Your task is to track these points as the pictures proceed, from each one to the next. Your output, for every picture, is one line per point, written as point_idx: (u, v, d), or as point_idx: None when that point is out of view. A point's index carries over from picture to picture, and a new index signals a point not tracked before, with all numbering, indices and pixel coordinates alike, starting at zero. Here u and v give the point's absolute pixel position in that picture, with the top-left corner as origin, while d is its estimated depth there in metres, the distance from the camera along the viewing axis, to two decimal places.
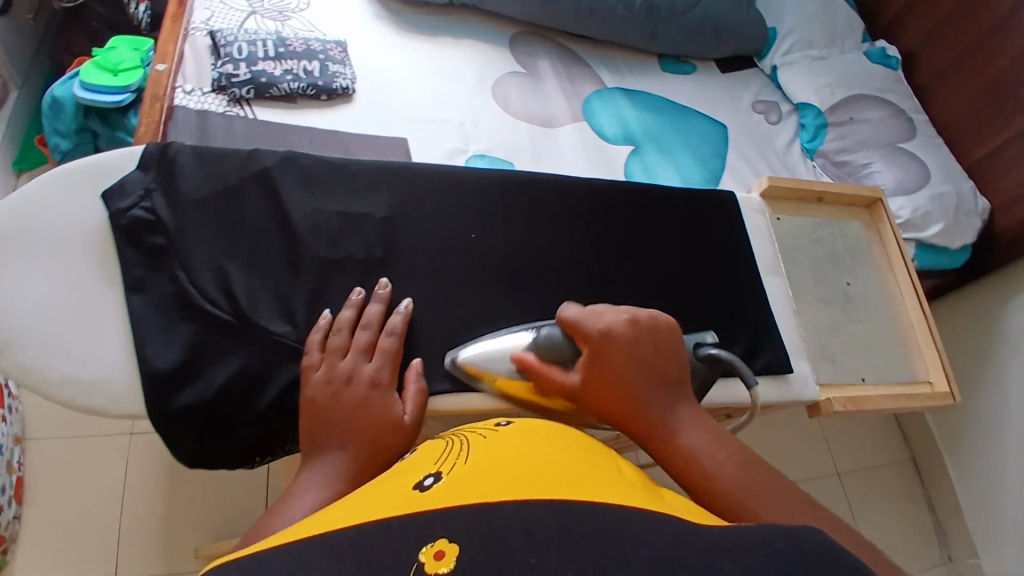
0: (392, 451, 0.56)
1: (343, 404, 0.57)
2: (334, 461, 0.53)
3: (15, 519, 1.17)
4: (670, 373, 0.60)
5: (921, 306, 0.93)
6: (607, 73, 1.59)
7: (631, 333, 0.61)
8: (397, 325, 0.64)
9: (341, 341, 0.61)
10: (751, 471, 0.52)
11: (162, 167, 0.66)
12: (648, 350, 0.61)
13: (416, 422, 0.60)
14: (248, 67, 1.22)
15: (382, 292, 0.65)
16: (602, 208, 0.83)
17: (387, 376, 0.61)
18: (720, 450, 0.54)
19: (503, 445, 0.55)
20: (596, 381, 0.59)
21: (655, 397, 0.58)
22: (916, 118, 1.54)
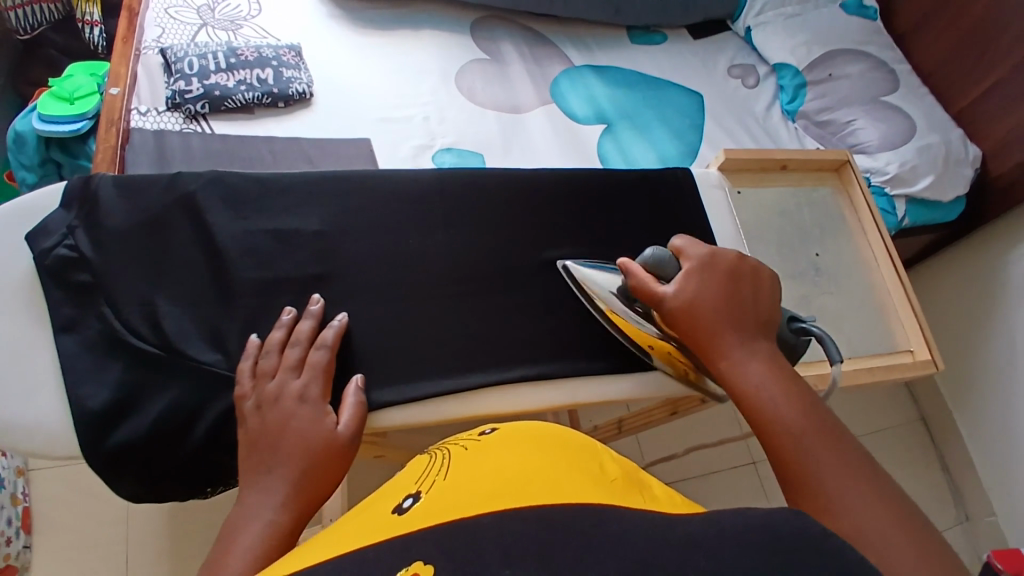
0: (330, 469, 0.54)
1: (272, 424, 0.55)
2: (279, 480, 0.52)
3: (26, 548, 1.18)
4: (758, 316, 0.62)
5: (897, 271, 0.89)
6: (575, 51, 1.54)
7: (734, 268, 0.65)
8: (329, 338, 0.62)
9: (270, 363, 0.59)
10: (809, 412, 0.53)
11: (84, 203, 0.65)
12: (745, 289, 0.64)
13: (354, 435, 0.58)
14: (200, 82, 1.21)
15: (314, 309, 0.63)
16: (552, 199, 0.80)
17: (318, 391, 0.59)
18: (785, 393, 0.55)
19: (486, 451, 0.54)
20: (691, 299, 0.62)
21: (737, 330, 0.60)
22: (899, 68, 1.48)
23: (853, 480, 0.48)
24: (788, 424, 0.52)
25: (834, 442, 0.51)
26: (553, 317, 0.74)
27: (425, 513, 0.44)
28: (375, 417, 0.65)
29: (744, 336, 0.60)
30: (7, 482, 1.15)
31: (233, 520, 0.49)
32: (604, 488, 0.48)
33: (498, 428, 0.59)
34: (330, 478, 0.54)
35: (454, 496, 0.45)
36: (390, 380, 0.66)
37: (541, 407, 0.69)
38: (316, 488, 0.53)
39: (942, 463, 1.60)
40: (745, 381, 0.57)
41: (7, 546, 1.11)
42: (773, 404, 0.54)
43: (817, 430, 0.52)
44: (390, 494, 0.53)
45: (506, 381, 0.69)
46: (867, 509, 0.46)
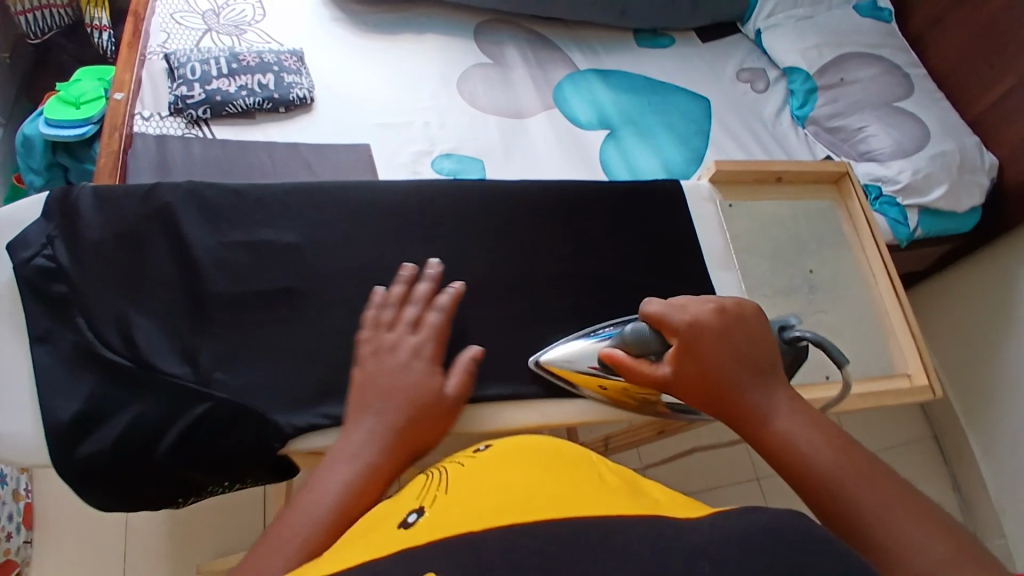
0: (424, 431, 0.57)
1: (386, 373, 0.59)
2: (376, 425, 0.54)
3: (26, 544, 1.20)
4: (759, 358, 0.58)
5: (895, 289, 0.86)
6: (580, 55, 1.52)
7: (719, 322, 0.59)
8: (444, 303, 0.65)
9: (390, 315, 0.63)
10: (851, 454, 0.49)
11: (63, 214, 0.65)
12: (739, 336, 0.59)
13: (457, 400, 0.61)
14: (202, 87, 1.22)
15: (431, 271, 0.67)
16: (536, 212, 0.78)
17: (431, 350, 0.62)
18: (811, 433, 0.51)
19: (486, 463, 0.50)
20: (689, 373, 0.58)
21: (746, 383, 0.56)
22: (913, 72, 1.44)
23: (898, 518, 0.45)
24: (820, 466, 0.49)
25: (871, 474, 0.48)
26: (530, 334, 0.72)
27: (444, 524, 0.40)
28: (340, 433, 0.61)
29: (753, 385, 0.56)
30: (9, 478, 1.17)
31: (311, 479, 0.50)
32: (620, 494, 0.44)
33: (493, 444, 0.55)
34: (423, 440, 0.57)
35: (475, 507, 0.42)
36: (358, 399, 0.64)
37: (512, 427, 0.68)
38: (406, 450, 0.54)
39: (953, 482, 1.55)
40: (766, 425, 0.53)
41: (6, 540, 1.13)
42: (801, 450, 0.51)
43: (850, 464, 0.49)
44: (389, 505, 0.47)
45: (478, 400, 0.68)
46: (920, 551, 0.43)
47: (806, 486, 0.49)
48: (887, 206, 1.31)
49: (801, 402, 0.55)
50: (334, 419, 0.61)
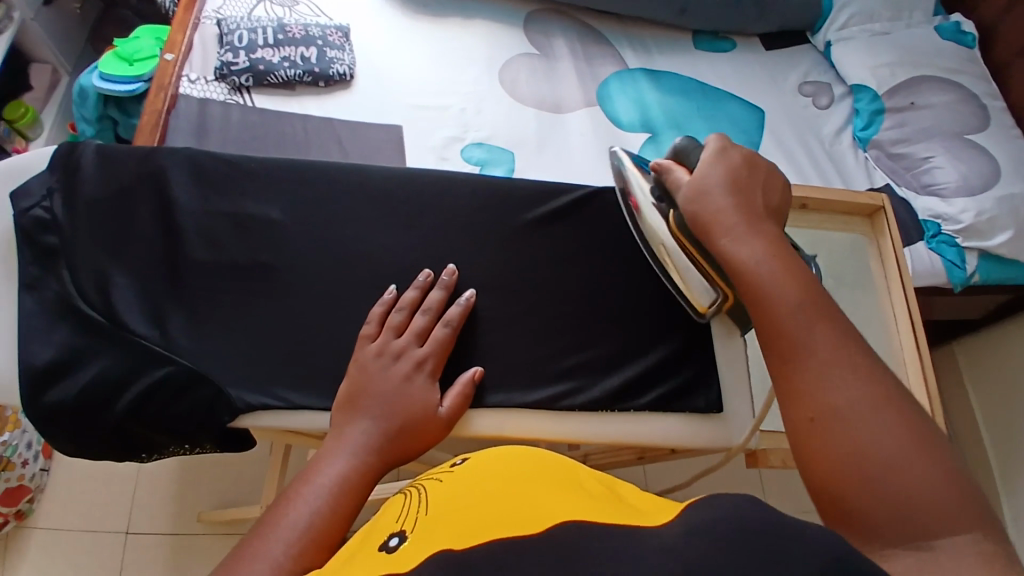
0: (415, 442, 0.58)
1: (386, 377, 0.59)
2: (366, 429, 0.56)
3: (43, 472, 1.24)
4: (768, 205, 0.58)
5: (917, 340, 0.78)
6: (631, 53, 1.47)
7: (748, 157, 0.60)
8: (454, 316, 0.66)
9: (399, 319, 0.64)
10: (810, 297, 0.50)
11: (66, 168, 0.67)
12: (754, 178, 0.59)
13: (450, 420, 0.62)
14: (247, 55, 1.24)
15: (447, 279, 0.67)
16: (530, 212, 0.75)
17: (432, 364, 0.63)
18: (784, 273, 0.51)
19: (460, 479, 0.49)
20: (703, 178, 0.59)
21: (739, 208, 0.56)
22: (991, 104, 1.33)
23: (840, 365, 0.46)
24: (781, 306, 0.50)
25: (829, 329, 0.48)
26: (503, 339, 0.69)
27: (424, 547, 0.40)
28: (297, 416, 0.63)
29: (748, 218, 0.56)
30: None
31: (293, 490, 0.51)
32: (591, 501, 0.44)
33: (471, 457, 0.55)
34: (413, 449, 0.58)
35: (453, 526, 0.42)
36: (313, 385, 0.63)
37: (479, 435, 0.65)
38: (397, 454, 0.57)
39: None
40: (743, 257, 0.53)
41: (22, 468, 1.16)
42: (768, 288, 0.51)
43: (813, 313, 0.49)
44: (367, 537, 0.47)
45: None
46: (849, 393, 0.44)
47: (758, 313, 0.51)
48: (944, 245, 1.21)
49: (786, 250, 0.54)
50: (288, 402, 0.62)
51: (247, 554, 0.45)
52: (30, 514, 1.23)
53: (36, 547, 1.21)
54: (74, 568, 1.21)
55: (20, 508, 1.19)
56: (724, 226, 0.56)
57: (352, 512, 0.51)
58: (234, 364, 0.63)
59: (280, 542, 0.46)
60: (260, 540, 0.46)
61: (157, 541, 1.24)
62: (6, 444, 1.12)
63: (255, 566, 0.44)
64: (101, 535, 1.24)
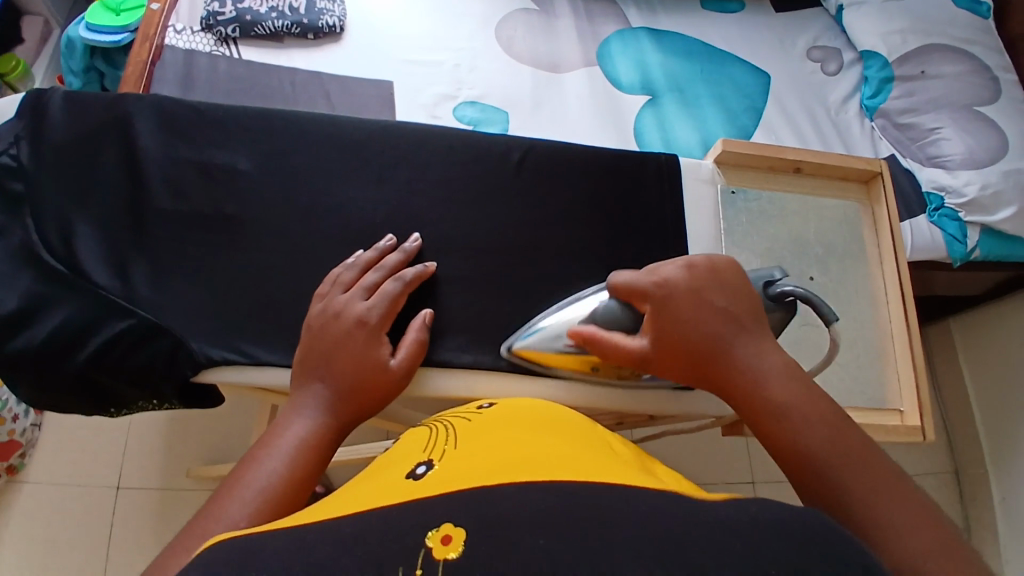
0: (367, 401, 0.57)
1: (328, 338, 0.58)
2: (318, 392, 0.55)
3: (33, 424, 1.24)
4: (740, 308, 0.55)
5: (904, 308, 0.77)
6: (635, 12, 1.42)
7: (692, 273, 0.57)
8: (408, 275, 0.64)
9: (350, 276, 0.62)
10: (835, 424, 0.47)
11: (32, 114, 0.65)
12: (716, 292, 0.56)
13: (405, 371, 0.60)
14: (234, 4, 1.20)
15: (410, 245, 0.66)
16: (509, 172, 0.73)
17: (379, 315, 0.60)
18: (807, 402, 0.48)
19: (492, 424, 0.48)
20: (663, 333, 0.56)
21: (740, 340, 0.53)
22: (1003, 75, 1.27)
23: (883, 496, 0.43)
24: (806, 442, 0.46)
25: (854, 443, 0.46)
26: (476, 301, 0.68)
27: (447, 477, 0.39)
28: (264, 371, 0.62)
29: (743, 349, 0.53)
30: None
31: (252, 454, 0.50)
32: (622, 467, 0.42)
33: (499, 404, 0.54)
34: (366, 406, 0.57)
35: (477, 461, 0.41)
36: (279, 340, 0.63)
37: (445, 395, 0.64)
38: (352, 412, 0.56)
39: (962, 521, 1.43)
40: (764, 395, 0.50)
41: (13, 423, 1.16)
42: (799, 434, 0.47)
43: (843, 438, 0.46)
44: (393, 462, 0.46)
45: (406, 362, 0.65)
46: (906, 517, 0.41)
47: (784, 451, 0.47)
48: (946, 219, 1.18)
49: (796, 367, 0.52)
50: (251, 357, 0.61)
51: (207, 515, 0.45)
52: (21, 465, 1.24)
53: (27, 496, 1.23)
54: (64, 516, 1.23)
55: (10, 457, 1.20)
56: (729, 364, 0.52)
57: (313, 473, 0.50)
58: (197, 316, 0.62)
59: (238, 503, 0.45)
60: (219, 502, 0.46)
61: (146, 493, 1.26)
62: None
63: (213, 528, 0.43)
64: (93, 487, 1.26)
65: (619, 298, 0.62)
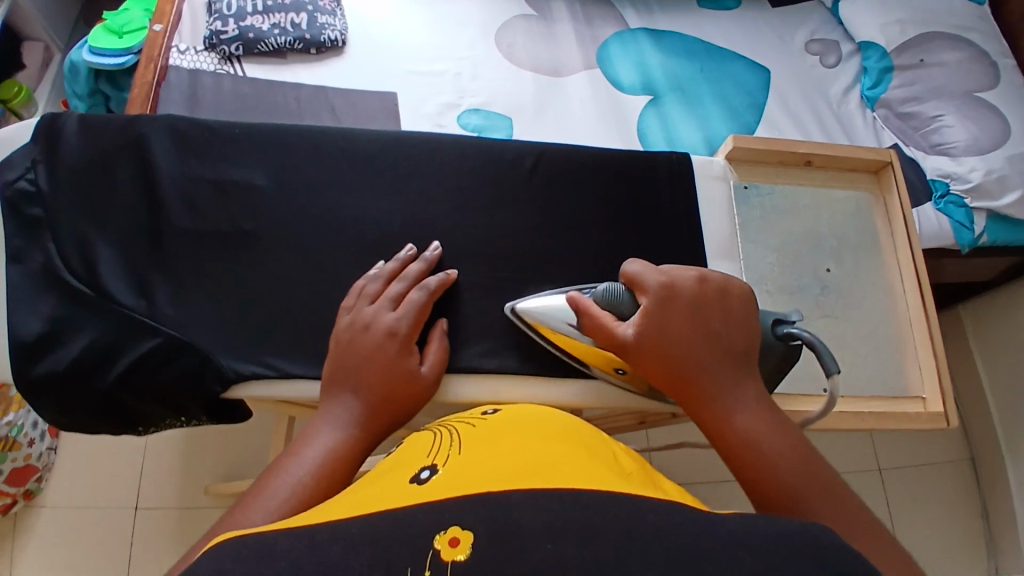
0: (397, 412, 0.57)
1: (358, 350, 0.58)
2: (348, 403, 0.55)
3: (49, 450, 1.24)
4: (732, 332, 0.57)
5: (923, 301, 0.77)
6: (632, 14, 1.43)
7: (697, 290, 0.58)
8: (432, 283, 0.64)
9: (376, 288, 0.63)
10: (805, 461, 0.49)
11: (48, 139, 0.65)
12: (714, 317, 0.57)
13: (433, 380, 0.61)
14: (236, 23, 1.21)
15: (431, 255, 0.66)
16: (521, 179, 0.73)
17: (408, 327, 0.61)
18: (779, 436, 0.50)
19: (496, 429, 0.48)
20: (653, 337, 0.56)
21: (719, 366, 0.55)
22: (1002, 61, 1.28)
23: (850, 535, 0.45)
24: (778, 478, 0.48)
25: (822, 481, 0.48)
26: (494, 307, 0.68)
27: (459, 481, 0.40)
28: (290, 384, 0.62)
29: (721, 380, 0.54)
30: None
31: (275, 466, 0.50)
32: (620, 477, 0.43)
33: (503, 409, 0.54)
34: (394, 417, 0.57)
35: (489, 467, 0.41)
36: (303, 352, 0.63)
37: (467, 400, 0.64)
38: (382, 422, 0.56)
39: (982, 510, 1.42)
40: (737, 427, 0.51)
41: (29, 447, 1.16)
42: (772, 469, 0.49)
43: (812, 475, 0.48)
44: (398, 462, 0.46)
45: None
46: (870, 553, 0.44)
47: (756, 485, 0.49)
48: (953, 206, 1.18)
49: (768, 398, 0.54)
50: (278, 370, 0.62)
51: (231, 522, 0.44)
52: (38, 493, 1.24)
53: (47, 522, 1.23)
54: (84, 541, 1.23)
55: (28, 485, 1.20)
56: (705, 391, 0.54)
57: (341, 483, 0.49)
58: (221, 333, 0.62)
59: (261, 512, 0.45)
60: (242, 511, 0.45)
61: (164, 514, 1.26)
62: (12, 424, 1.12)
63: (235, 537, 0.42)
64: (112, 510, 1.26)
65: (628, 288, 0.61)
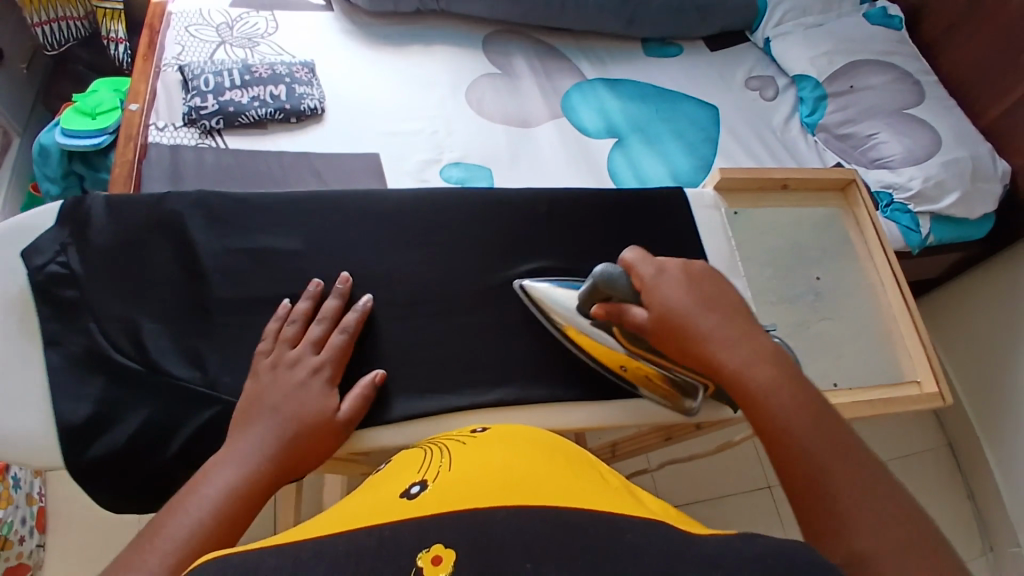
0: (311, 451, 0.57)
1: (280, 388, 0.59)
2: (258, 440, 0.54)
3: (38, 548, 1.16)
4: (734, 306, 0.59)
5: (903, 297, 0.85)
6: (588, 65, 1.54)
7: (691, 272, 0.61)
8: (350, 323, 0.65)
9: (294, 331, 0.63)
10: (819, 419, 0.50)
11: (75, 222, 0.67)
12: (714, 288, 0.60)
13: (350, 422, 0.61)
14: (215, 98, 1.24)
15: (341, 287, 0.67)
16: (536, 220, 0.79)
17: (329, 373, 0.62)
18: (796, 402, 0.51)
19: (485, 450, 0.50)
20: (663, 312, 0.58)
21: (730, 328, 0.56)
22: (924, 80, 1.43)
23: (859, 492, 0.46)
24: (793, 433, 0.49)
25: (834, 439, 0.49)
26: (532, 341, 0.72)
27: (447, 497, 0.42)
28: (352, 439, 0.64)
29: (733, 339, 0.55)
30: (22, 484, 1.13)
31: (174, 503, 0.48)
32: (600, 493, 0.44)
33: (489, 428, 0.56)
34: (306, 457, 0.57)
35: (476, 484, 0.43)
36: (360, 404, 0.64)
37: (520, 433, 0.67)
38: (291, 462, 0.55)
39: (968, 493, 1.51)
40: (748, 381, 0.53)
41: (20, 545, 1.10)
42: (786, 420, 0.50)
43: (825, 437, 0.49)
44: (390, 481, 0.48)
45: (479, 407, 0.68)
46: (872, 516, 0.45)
47: (771, 438, 0.50)
48: (898, 213, 1.30)
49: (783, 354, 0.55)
50: None
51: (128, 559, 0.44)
52: None
53: None
54: None
55: None
56: (720, 350, 0.55)
57: (239, 524, 0.49)
58: None
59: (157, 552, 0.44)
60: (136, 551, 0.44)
61: None
62: (4, 520, 1.06)
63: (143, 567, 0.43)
64: None
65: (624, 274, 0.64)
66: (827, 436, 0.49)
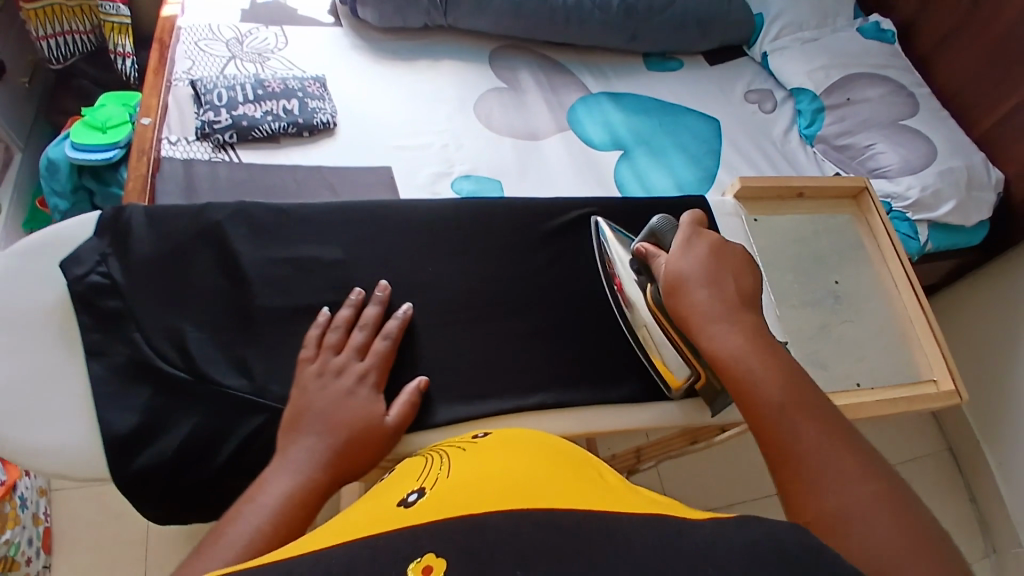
0: (362, 457, 0.57)
1: (327, 395, 0.59)
2: (311, 447, 0.55)
3: (44, 569, 1.13)
4: (740, 285, 0.61)
5: (918, 300, 0.88)
6: (592, 79, 1.57)
7: (714, 246, 0.64)
8: (392, 329, 0.66)
9: (336, 338, 0.63)
10: (794, 391, 0.53)
11: (116, 233, 0.67)
12: (719, 267, 0.63)
13: (396, 429, 0.61)
14: (229, 113, 1.24)
15: (381, 294, 0.68)
16: (567, 228, 0.80)
17: (375, 379, 0.63)
18: (771, 376, 0.54)
19: (487, 454, 0.48)
20: (672, 280, 0.63)
21: (720, 307, 0.60)
22: (917, 92, 1.49)
23: (828, 453, 0.48)
24: (766, 403, 0.52)
25: (807, 408, 0.52)
26: (569, 346, 0.74)
27: (444, 504, 0.39)
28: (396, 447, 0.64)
29: (716, 317, 0.59)
30: (28, 503, 1.10)
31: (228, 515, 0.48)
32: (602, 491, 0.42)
33: (492, 433, 0.55)
34: (356, 462, 0.56)
35: (476, 486, 0.41)
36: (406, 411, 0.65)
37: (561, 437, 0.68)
38: (345, 467, 0.55)
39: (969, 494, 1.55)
40: (724, 355, 0.57)
41: (27, 566, 1.08)
42: (759, 391, 0.53)
43: (796, 407, 0.52)
44: (391, 491, 0.46)
45: (520, 411, 0.69)
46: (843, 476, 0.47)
47: (747, 406, 0.54)
48: (898, 221, 1.34)
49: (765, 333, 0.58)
50: None
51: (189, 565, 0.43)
52: None
53: None
54: None
55: None
56: (704, 328, 0.59)
57: (299, 530, 0.49)
58: None
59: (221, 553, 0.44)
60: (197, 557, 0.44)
61: None
62: (11, 541, 1.03)
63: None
64: None
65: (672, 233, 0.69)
66: (801, 403, 0.52)
